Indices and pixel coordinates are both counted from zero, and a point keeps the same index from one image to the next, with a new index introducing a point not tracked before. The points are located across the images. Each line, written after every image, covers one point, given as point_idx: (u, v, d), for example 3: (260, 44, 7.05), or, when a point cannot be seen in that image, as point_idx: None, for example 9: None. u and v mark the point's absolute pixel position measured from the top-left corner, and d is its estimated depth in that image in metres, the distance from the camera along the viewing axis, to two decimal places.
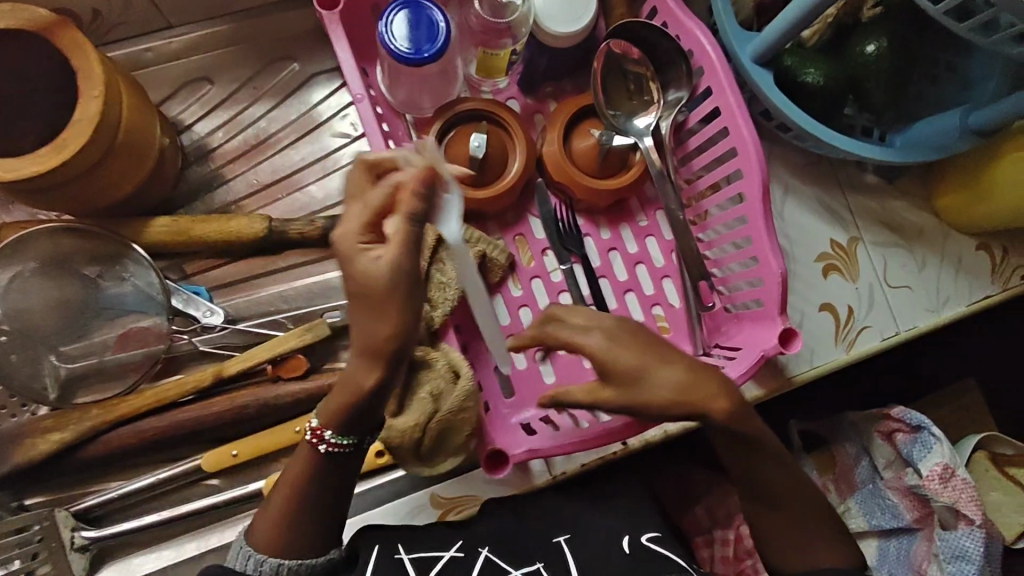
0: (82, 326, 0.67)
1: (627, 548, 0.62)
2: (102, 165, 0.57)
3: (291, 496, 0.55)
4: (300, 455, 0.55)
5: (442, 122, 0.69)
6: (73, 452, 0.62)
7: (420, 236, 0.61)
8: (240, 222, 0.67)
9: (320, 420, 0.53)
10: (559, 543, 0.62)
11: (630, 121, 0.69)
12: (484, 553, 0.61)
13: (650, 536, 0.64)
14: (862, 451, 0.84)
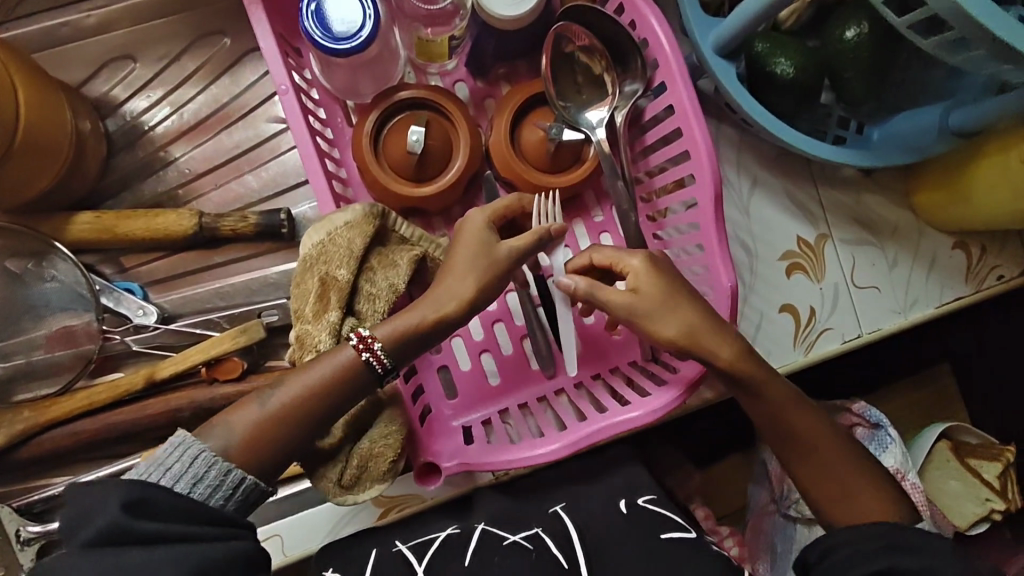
0: (14, 322, 0.66)
1: (625, 509, 0.65)
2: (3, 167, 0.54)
3: (293, 409, 0.51)
4: (337, 360, 0.52)
5: (380, 112, 0.65)
6: (9, 453, 0.63)
7: (347, 245, 0.58)
8: (167, 218, 0.64)
9: (377, 330, 0.53)
10: (555, 512, 0.66)
11: (581, 113, 0.64)
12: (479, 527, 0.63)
13: (647, 498, 0.66)
14: None
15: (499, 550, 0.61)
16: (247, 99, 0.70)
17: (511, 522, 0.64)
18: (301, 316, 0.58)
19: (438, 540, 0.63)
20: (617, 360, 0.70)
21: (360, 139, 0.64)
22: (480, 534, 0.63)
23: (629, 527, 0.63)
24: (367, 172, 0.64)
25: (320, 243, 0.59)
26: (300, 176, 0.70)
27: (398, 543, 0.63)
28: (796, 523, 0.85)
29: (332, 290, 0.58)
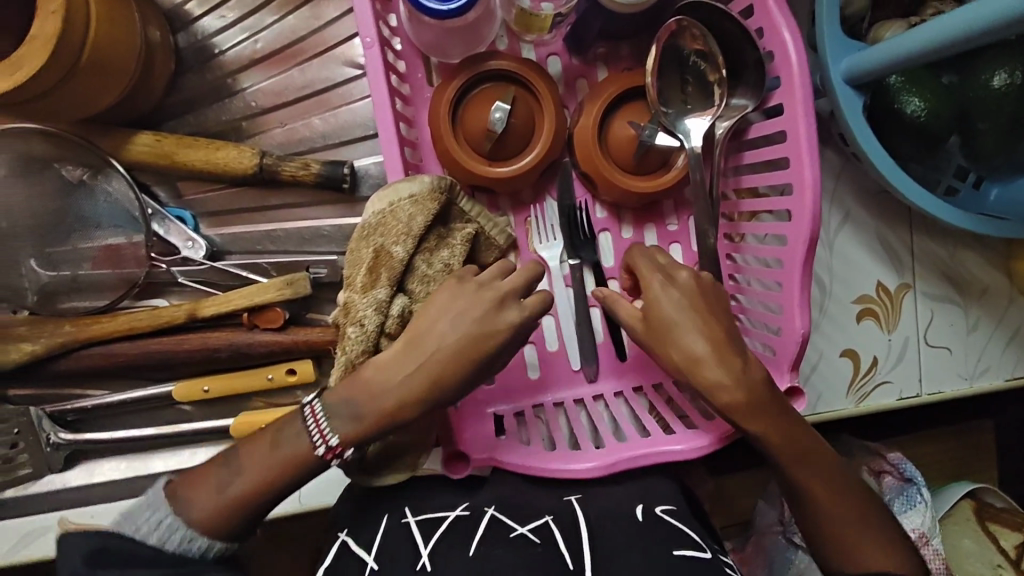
0: (61, 232, 0.64)
1: (639, 516, 0.57)
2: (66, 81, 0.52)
3: (261, 482, 0.51)
4: (299, 437, 0.52)
5: (464, 78, 0.59)
6: (46, 363, 0.62)
7: (408, 221, 0.55)
8: (226, 152, 0.61)
9: (342, 433, 0.51)
10: (570, 502, 0.59)
11: (681, 119, 0.58)
12: (489, 513, 0.57)
13: (664, 507, 0.58)
14: None
15: (503, 540, 0.54)
16: (327, 37, 0.65)
17: (522, 510, 0.58)
18: (348, 286, 0.55)
19: (447, 520, 0.56)
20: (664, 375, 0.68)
21: (439, 105, 0.60)
22: (488, 521, 0.56)
23: (632, 534, 0.55)
24: (440, 141, 0.60)
25: (380, 214, 0.55)
26: (370, 128, 0.66)
27: (407, 514, 0.57)
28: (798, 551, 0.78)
29: (384, 265, 0.55)
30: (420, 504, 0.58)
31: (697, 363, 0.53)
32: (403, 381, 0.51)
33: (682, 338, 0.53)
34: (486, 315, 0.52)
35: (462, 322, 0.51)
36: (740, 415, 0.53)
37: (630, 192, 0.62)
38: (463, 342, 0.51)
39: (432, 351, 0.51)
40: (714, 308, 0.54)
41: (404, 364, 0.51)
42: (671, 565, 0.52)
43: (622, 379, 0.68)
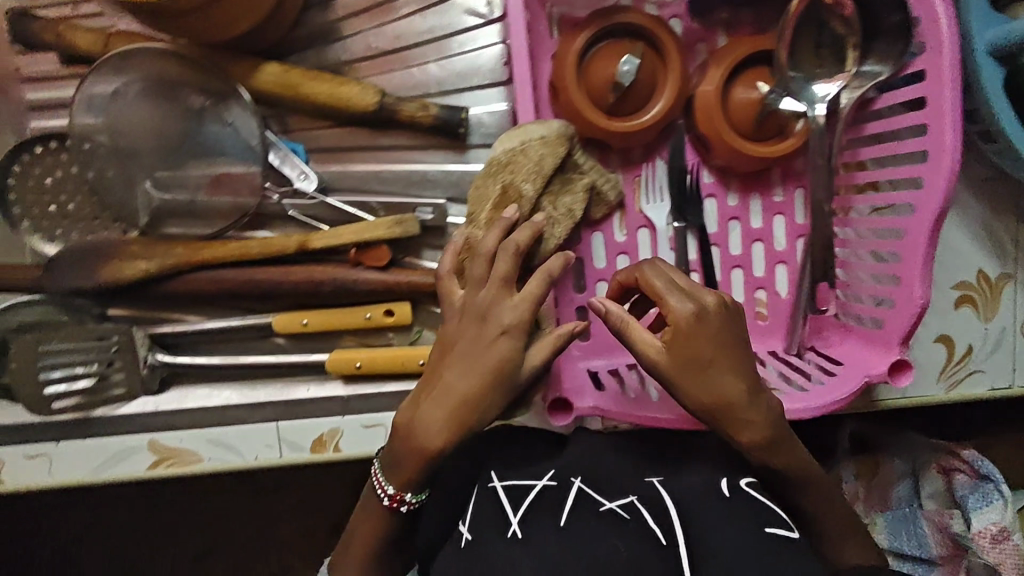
0: (176, 157, 0.64)
1: (726, 491, 0.55)
2: None
3: (371, 540, 0.59)
4: (372, 507, 0.58)
5: (593, 30, 0.59)
6: (155, 283, 0.63)
7: (539, 160, 0.56)
8: (350, 88, 0.62)
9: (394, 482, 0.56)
10: (650, 483, 0.57)
11: (808, 84, 0.58)
12: (575, 484, 0.57)
13: (747, 482, 0.57)
14: (909, 473, 0.81)
15: (591, 513, 0.53)
16: None
17: (609, 485, 0.57)
18: (475, 220, 0.58)
19: (533, 490, 0.57)
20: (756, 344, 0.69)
21: (566, 56, 0.60)
22: (576, 494, 0.56)
23: (720, 509, 0.53)
24: (564, 92, 0.60)
25: (511, 151, 0.56)
26: (485, 77, 0.66)
27: (494, 479, 0.59)
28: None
29: (512, 201, 0.57)
30: (506, 471, 0.60)
31: (727, 403, 0.54)
32: (438, 424, 0.53)
33: (713, 380, 0.54)
34: (495, 346, 0.53)
35: (478, 355, 0.53)
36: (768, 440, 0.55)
37: (745, 156, 0.62)
38: (485, 371, 0.53)
39: (460, 388, 0.53)
40: (734, 339, 0.55)
41: (436, 410, 0.53)
42: (765, 541, 0.51)
43: None
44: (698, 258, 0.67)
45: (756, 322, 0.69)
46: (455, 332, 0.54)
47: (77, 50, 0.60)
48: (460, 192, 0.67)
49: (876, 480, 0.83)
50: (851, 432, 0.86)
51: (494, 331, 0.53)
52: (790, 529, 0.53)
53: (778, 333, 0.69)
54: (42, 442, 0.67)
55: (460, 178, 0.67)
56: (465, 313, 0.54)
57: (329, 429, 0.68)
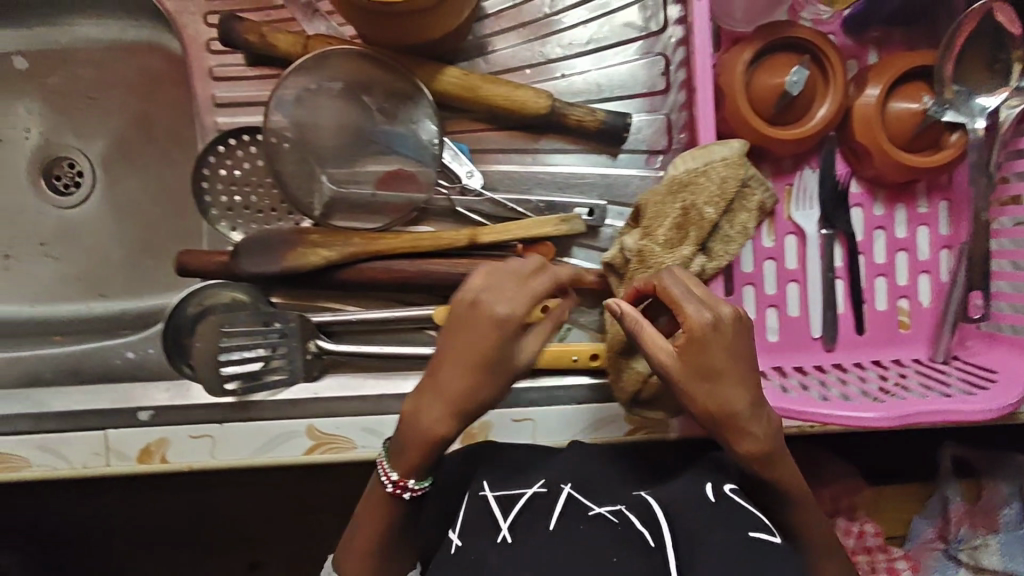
0: (352, 155, 0.69)
1: (711, 496, 0.50)
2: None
3: (377, 535, 0.58)
4: (377, 496, 0.57)
5: (762, 43, 0.63)
6: (332, 272, 0.67)
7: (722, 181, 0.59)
8: (525, 93, 0.65)
9: (400, 473, 0.55)
10: (639, 494, 0.52)
11: (971, 98, 0.62)
12: (565, 490, 0.52)
13: (732, 486, 0.52)
14: (1016, 495, 0.85)
15: (581, 520, 0.49)
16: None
17: (600, 493, 0.52)
18: (652, 235, 0.60)
19: (522, 497, 0.52)
20: (898, 351, 0.70)
21: (734, 68, 0.63)
22: (565, 500, 0.51)
23: (714, 517, 0.48)
24: (731, 101, 0.63)
25: (695, 171, 0.59)
26: (642, 86, 0.70)
27: (484, 487, 0.54)
28: (960, 568, 0.84)
29: (693, 223, 0.60)
30: (497, 478, 0.55)
31: (732, 418, 0.50)
32: (443, 416, 0.52)
33: (722, 389, 0.49)
34: (505, 348, 0.51)
35: (473, 353, 0.50)
36: (764, 453, 0.51)
37: (902, 167, 0.65)
38: (470, 369, 0.51)
39: (455, 389, 0.52)
40: (747, 352, 0.50)
41: (438, 399, 0.52)
42: (751, 550, 0.46)
43: (859, 350, 0.70)
44: (844, 265, 0.69)
45: (898, 330, 0.70)
46: (455, 337, 0.51)
47: (276, 50, 0.65)
48: (614, 195, 0.70)
49: (981, 503, 0.86)
50: (953, 452, 0.90)
51: (485, 322, 0.50)
52: (772, 533, 0.48)
53: (920, 341, 0.70)
54: (205, 424, 0.69)
55: (613, 181, 0.71)
56: (466, 304, 0.51)
57: (479, 421, 0.69)
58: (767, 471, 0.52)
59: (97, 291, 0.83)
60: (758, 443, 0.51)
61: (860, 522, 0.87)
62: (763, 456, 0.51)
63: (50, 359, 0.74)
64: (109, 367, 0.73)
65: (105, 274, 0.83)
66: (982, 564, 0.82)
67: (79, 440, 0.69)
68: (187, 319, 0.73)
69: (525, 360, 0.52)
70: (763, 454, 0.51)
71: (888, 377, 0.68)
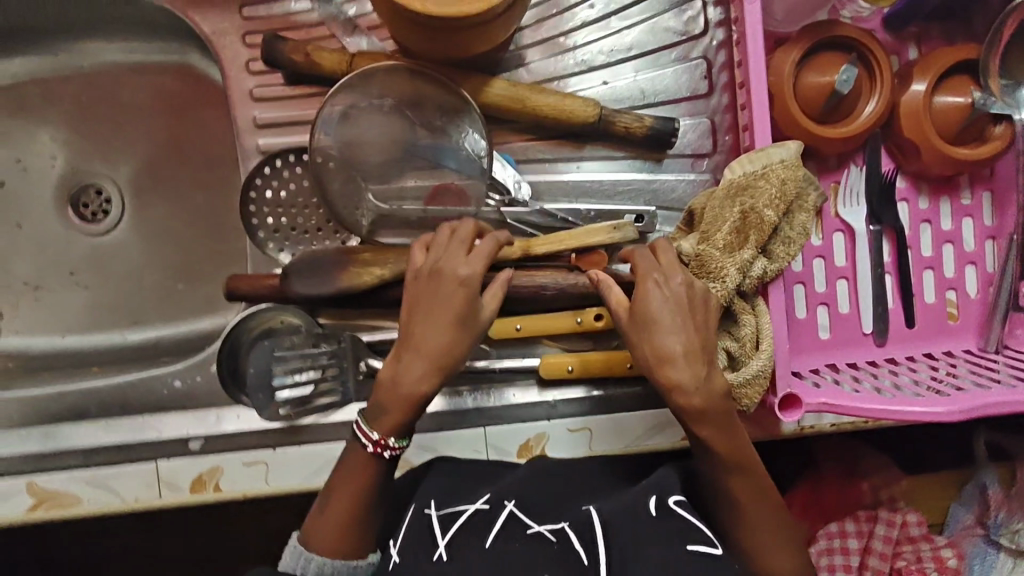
0: (397, 171, 0.68)
1: (653, 509, 0.52)
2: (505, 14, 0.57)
3: (336, 520, 0.57)
4: (349, 465, 0.59)
5: (809, 42, 0.63)
6: (383, 291, 0.65)
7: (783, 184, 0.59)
8: (573, 101, 0.65)
9: (382, 431, 0.57)
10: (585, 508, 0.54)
11: (1018, 89, 0.63)
12: (508, 507, 0.55)
13: (677, 499, 0.53)
14: None
15: (520, 537, 0.52)
16: (649, 6, 0.71)
17: (542, 510, 0.55)
18: (712, 239, 0.60)
19: (465, 513, 0.55)
20: (949, 343, 0.70)
21: (783, 68, 0.63)
22: (505, 517, 0.54)
23: (650, 527, 0.50)
24: (781, 101, 0.63)
25: (755, 174, 0.59)
26: (684, 90, 0.70)
27: (430, 505, 0.57)
28: (999, 551, 0.85)
29: (752, 226, 0.60)
30: (444, 495, 0.58)
31: (666, 361, 0.53)
32: (426, 373, 0.57)
33: (660, 333, 0.54)
34: (457, 305, 0.56)
35: (439, 311, 0.56)
36: (704, 407, 0.54)
37: (950, 161, 0.65)
38: (443, 327, 0.56)
39: (431, 349, 0.56)
40: (702, 317, 0.55)
41: (417, 359, 0.57)
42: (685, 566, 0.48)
43: (910, 344, 0.70)
44: (893, 259, 0.70)
45: (948, 322, 0.70)
46: (421, 298, 0.57)
47: (321, 69, 0.65)
48: (659, 200, 0.70)
49: (1018, 488, 0.86)
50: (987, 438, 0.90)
51: (449, 284, 0.56)
52: (713, 545, 0.50)
53: (969, 332, 0.70)
54: (259, 450, 0.68)
55: (658, 186, 0.70)
56: (424, 274, 0.58)
57: (535, 434, 0.69)
58: (704, 433, 0.55)
59: (129, 319, 0.81)
60: (697, 397, 0.53)
61: (903, 512, 0.86)
62: (700, 408, 0.54)
63: (93, 392, 0.73)
64: (155, 398, 0.72)
65: (137, 302, 0.82)
66: (1022, 548, 0.84)
67: (129, 475, 0.67)
68: (246, 342, 0.71)
69: (488, 317, 0.58)
70: (704, 410, 0.54)
71: (942, 370, 0.68)
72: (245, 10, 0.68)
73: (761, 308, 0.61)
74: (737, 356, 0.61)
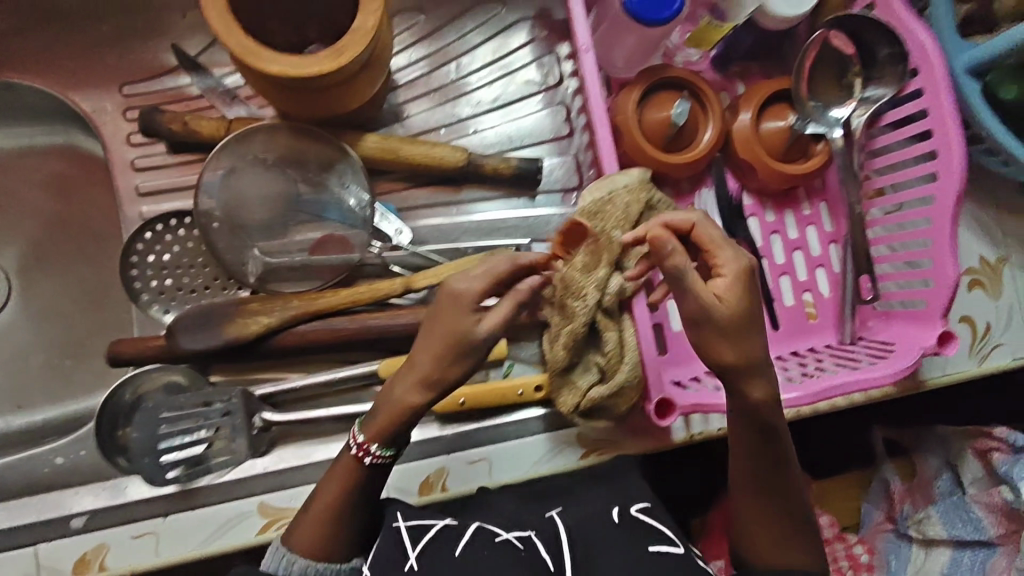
0: (281, 226, 0.71)
1: (616, 518, 0.58)
2: (361, 73, 0.61)
3: (327, 517, 0.56)
4: (339, 469, 0.57)
5: (644, 84, 0.71)
6: (268, 339, 0.67)
7: (626, 207, 0.65)
8: (443, 148, 0.70)
9: (367, 434, 0.56)
10: (550, 516, 0.58)
11: (825, 111, 0.72)
12: (474, 524, 0.56)
13: (639, 507, 0.59)
14: (944, 464, 0.88)
15: (488, 545, 0.54)
16: (510, 62, 0.78)
17: (511, 522, 0.58)
18: (570, 263, 0.64)
19: (435, 527, 0.56)
20: (813, 339, 0.77)
21: (626, 107, 0.71)
22: (473, 530, 0.55)
23: (613, 536, 0.55)
24: (628, 135, 0.71)
25: (601, 200, 0.65)
26: (547, 133, 0.77)
27: (398, 517, 0.56)
28: (911, 544, 0.87)
29: (605, 246, 0.64)
30: (410, 510, 0.58)
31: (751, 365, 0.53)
32: (414, 388, 0.55)
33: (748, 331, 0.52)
34: (467, 310, 0.53)
35: (448, 321, 0.54)
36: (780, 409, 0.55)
37: (784, 177, 0.73)
38: (449, 335, 0.53)
39: (446, 353, 0.54)
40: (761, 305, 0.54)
41: (409, 374, 0.55)
42: (648, 563, 0.53)
43: (779, 344, 0.76)
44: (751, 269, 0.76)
45: (809, 321, 0.77)
46: (433, 316, 0.55)
47: (199, 136, 0.67)
48: (538, 233, 0.75)
49: (916, 479, 0.89)
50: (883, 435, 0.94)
51: (456, 298, 0.54)
52: (676, 545, 0.55)
53: (829, 328, 0.77)
54: (149, 520, 0.65)
55: (536, 221, 0.76)
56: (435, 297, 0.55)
57: (435, 470, 0.70)
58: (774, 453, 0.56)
59: (15, 405, 0.78)
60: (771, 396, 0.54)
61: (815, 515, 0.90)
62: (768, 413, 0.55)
63: None
64: (37, 478, 0.70)
65: (24, 385, 0.79)
66: (928, 537, 0.86)
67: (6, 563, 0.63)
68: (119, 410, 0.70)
69: (490, 333, 0.54)
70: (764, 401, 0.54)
71: (809, 364, 0.73)
72: (124, 88, 0.71)
73: (625, 320, 0.66)
74: (606, 369, 0.65)
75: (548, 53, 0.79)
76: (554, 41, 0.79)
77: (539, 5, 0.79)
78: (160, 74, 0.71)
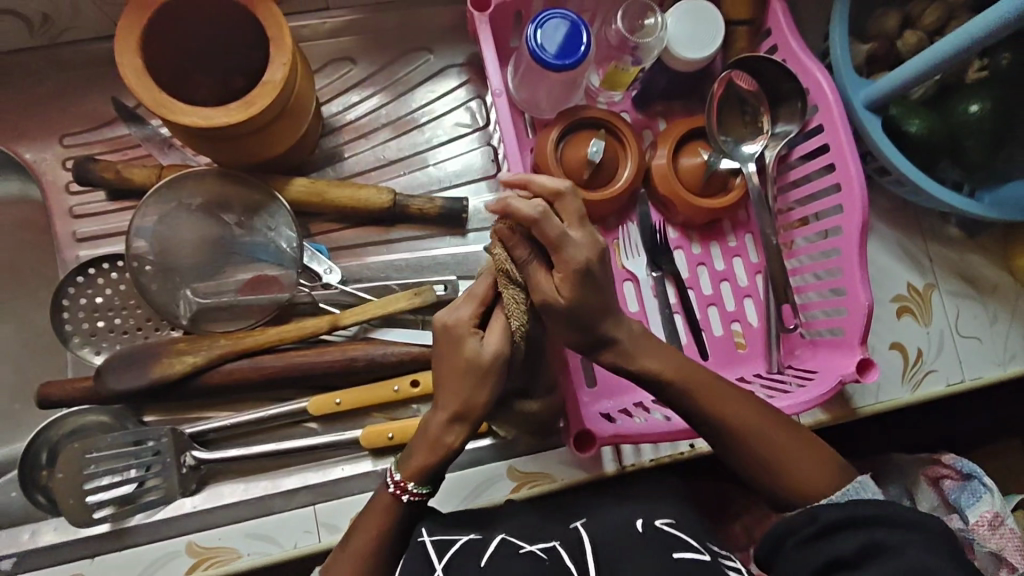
0: (215, 268, 0.74)
1: (640, 527, 0.56)
2: (278, 120, 0.64)
3: (370, 549, 0.57)
4: (379, 508, 0.58)
5: (562, 125, 0.74)
6: (197, 376, 0.69)
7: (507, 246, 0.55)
8: (369, 189, 0.73)
9: (402, 472, 0.57)
10: (573, 527, 0.58)
11: (738, 147, 0.74)
12: (499, 535, 0.56)
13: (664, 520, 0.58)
14: (903, 494, 0.82)
15: (512, 556, 0.53)
16: (439, 106, 0.82)
17: (534, 532, 0.58)
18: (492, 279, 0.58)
19: (458, 541, 0.55)
20: (742, 369, 0.77)
21: (546, 148, 0.74)
22: (495, 543, 0.55)
23: (639, 546, 0.54)
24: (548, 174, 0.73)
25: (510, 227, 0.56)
26: (476, 173, 0.80)
27: (422, 532, 0.56)
28: None
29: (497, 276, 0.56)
30: (434, 524, 0.57)
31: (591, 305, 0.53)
32: (449, 426, 0.57)
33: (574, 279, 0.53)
34: (460, 345, 0.55)
35: (449, 355, 0.56)
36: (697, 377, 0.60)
37: (703, 210, 0.75)
38: (457, 366, 0.55)
39: (467, 389, 0.56)
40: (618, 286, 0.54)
41: (440, 413, 0.57)
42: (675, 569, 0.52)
43: None
44: (678, 300, 0.77)
45: (738, 351, 0.78)
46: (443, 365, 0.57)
47: (132, 183, 0.70)
48: (467, 270, 0.77)
49: None
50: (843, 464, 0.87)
51: (450, 341, 0.56)
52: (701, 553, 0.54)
53: (758, 357, 0.78)
54: (73, 563, 0.66)
55: (466, 258, 0.78)
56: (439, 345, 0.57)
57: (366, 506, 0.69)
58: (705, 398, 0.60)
59: None
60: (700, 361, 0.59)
61: None
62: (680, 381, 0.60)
63: None
64: None
65: None
66: None
67: None
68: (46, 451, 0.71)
69: (492, 348, 0.54)
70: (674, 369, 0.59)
71: None
72: (64, 139, 0.74)
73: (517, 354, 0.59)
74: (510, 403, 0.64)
75: (476, 96, 0.82)
76: (482, 85, 0.82)
77: (467, 51, 0.82)
78: (98, 125, 0.75)
